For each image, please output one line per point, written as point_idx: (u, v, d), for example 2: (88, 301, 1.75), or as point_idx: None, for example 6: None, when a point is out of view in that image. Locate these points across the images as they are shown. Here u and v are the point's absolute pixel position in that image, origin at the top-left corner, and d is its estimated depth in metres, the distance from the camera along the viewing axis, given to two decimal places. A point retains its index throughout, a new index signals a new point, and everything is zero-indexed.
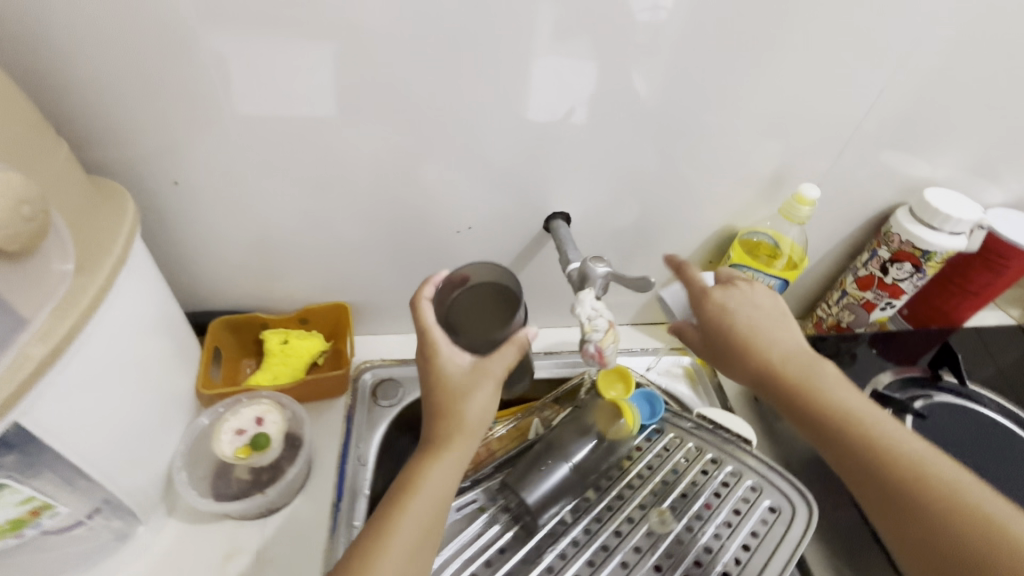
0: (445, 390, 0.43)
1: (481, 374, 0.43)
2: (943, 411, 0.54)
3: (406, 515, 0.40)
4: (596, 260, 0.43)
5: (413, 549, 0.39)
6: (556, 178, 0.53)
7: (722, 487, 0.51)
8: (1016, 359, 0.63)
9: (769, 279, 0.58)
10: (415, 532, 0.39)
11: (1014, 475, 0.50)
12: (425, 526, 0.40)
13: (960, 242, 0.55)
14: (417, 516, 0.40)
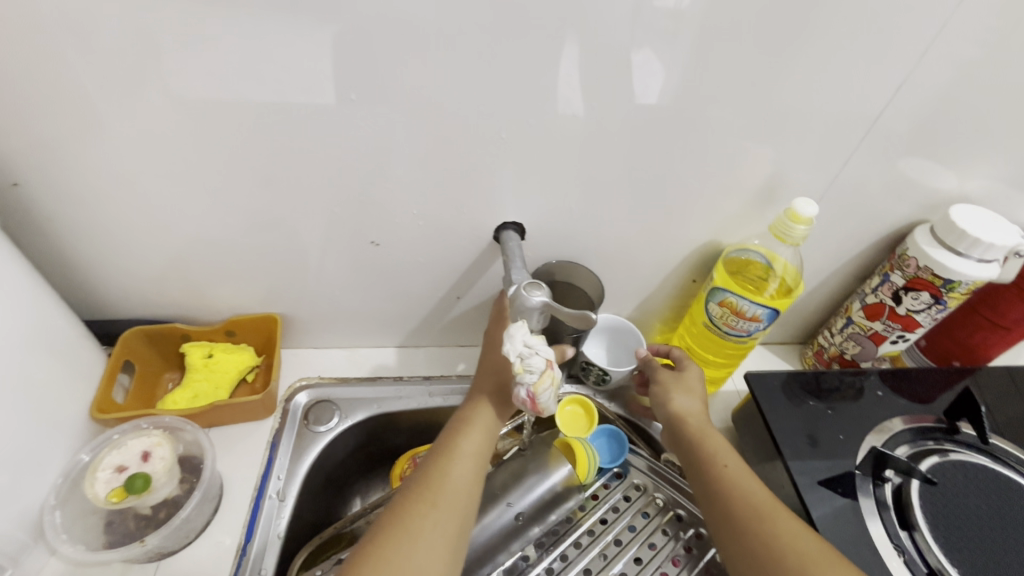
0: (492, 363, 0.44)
1: None
2: (959, 474, 0.45)
3: (456, 462, 0.39)
4: (531, 288, 0.36)
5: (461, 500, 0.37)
6: (506, 184, 0.46)
7: (683, 553, 0.45)
8: None
9: (755, 308, 0.47)
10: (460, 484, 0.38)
11: None
12: (472, 479, 0.38)
13: (990, 271, 0.46)
14: (468, 465, 0.39)
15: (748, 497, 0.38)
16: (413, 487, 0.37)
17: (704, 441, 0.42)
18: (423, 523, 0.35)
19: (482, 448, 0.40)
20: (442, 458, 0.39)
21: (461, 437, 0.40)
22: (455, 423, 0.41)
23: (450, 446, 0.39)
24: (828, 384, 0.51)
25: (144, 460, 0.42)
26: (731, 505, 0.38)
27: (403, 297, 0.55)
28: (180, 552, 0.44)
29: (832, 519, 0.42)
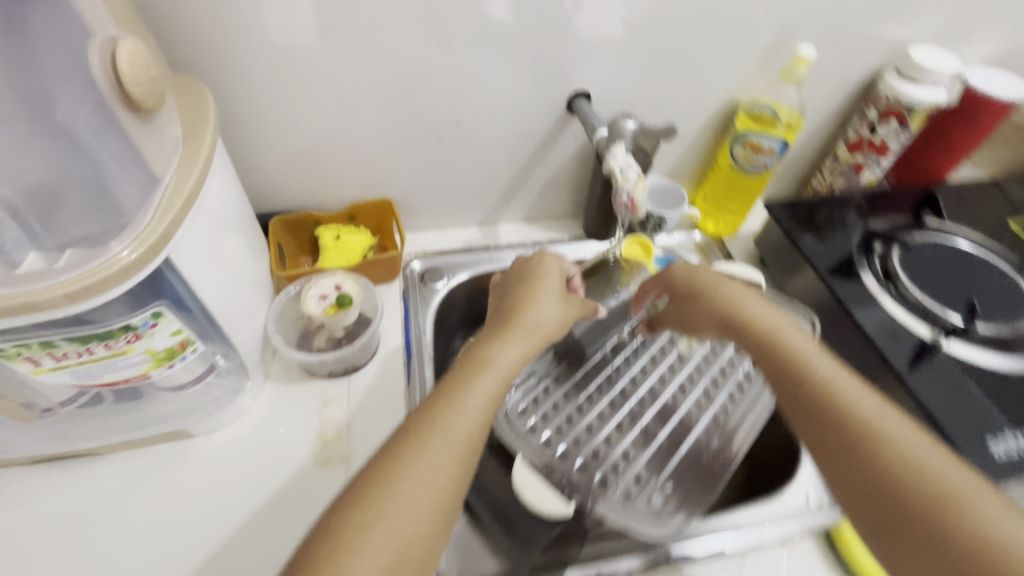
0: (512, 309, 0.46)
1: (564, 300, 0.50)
2: (926, 249, 0.62)
3: (461, 401, 0.38)
4: (625, 120, 0.51)
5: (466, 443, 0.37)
6: (579, 57, 0.57)
7: None
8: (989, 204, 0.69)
9: (770, 142, 0.62)
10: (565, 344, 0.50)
11: (985, 289, 0.58)
12: (475, 423, 0.38)
13: (941, 93, 0.61)
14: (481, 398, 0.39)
15: (846, 396, 0.37)
16: (434, 408, 0.38)
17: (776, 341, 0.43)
18: (427, 449, 0.35)
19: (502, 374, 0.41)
20: (457, 386, 0.39)
21: (479, 370, 0.40)
22: (473, 356, 0.42)
23: (466, 377, 0.40)
24: (820, 217, 0.65)
25: (341, 290, 0.55)
26: (831, 416, 0.37)
27: (486, 174, 0.67)
28: (362, 369, 0.56)
29: (845, 285, 0.58)
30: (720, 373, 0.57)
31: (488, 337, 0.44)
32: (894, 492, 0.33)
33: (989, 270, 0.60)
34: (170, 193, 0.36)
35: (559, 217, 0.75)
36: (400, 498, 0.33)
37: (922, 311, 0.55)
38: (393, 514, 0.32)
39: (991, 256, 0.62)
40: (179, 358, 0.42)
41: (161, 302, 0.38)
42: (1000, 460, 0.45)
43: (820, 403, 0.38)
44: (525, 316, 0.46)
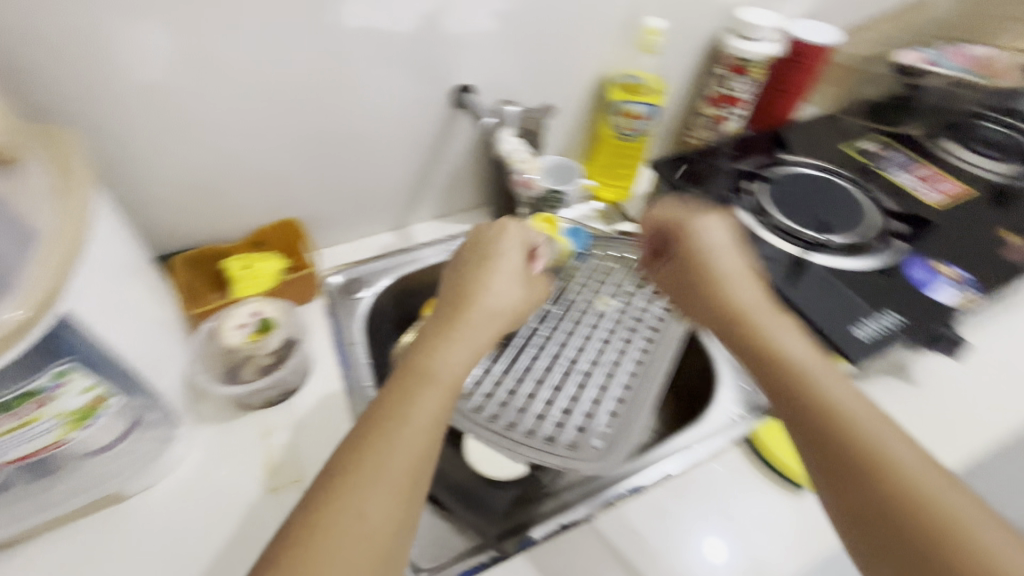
0: (456, 305, 0.46)
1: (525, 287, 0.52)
2: (784, 181, 0.71)
3: (405, 421, 0.37)
4: (510, 107, 0.62)
5: (413, 469, 0.35)
6: (456, 53, 0.60)
7: None
8: (828, 133, 0.81)
9: (640, 108, 0.68)
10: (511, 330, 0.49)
11: (833, 205, 0.68)
12: (422, 443, 0.36)
13: (770, 47, 0.69)
14: (421, 414, 0.38)
15: (843, 410, 0.36)
16: (372, 431, 0.36)
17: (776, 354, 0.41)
18: (373, 479, 0.34)
19: (444, 383, 0.40)
20: (398, 404, 0.38)
21: (420, 384, 0.39)
22: (414, 364, 0.41)
23: (407, 395, 0.38)
24: (695, 163, 0.73)
25: (260, 314, 0.54)
26: (831, 432, 0.36)
27: (390, 178, 0.68)
28: (300, 391, 0.56)
29: None
30: (637, 321, 0.63)
31: (430, 342, 0.43)
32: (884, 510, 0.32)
33: (835, 188, 0.71)
34: (51, 245, 0.35)
35: (469, 208, 0.77)
36: (331, 543, 0.31)
37: (787, 233, 0.64)
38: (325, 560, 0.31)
39: (835, 176, 0.73)
40: (95, 417, 0.40)
41: (68, 360, 0.37)
42: (864, 340, 0.54)
43: (816, 418, 0.36)
44: (465, 314, 0.45)
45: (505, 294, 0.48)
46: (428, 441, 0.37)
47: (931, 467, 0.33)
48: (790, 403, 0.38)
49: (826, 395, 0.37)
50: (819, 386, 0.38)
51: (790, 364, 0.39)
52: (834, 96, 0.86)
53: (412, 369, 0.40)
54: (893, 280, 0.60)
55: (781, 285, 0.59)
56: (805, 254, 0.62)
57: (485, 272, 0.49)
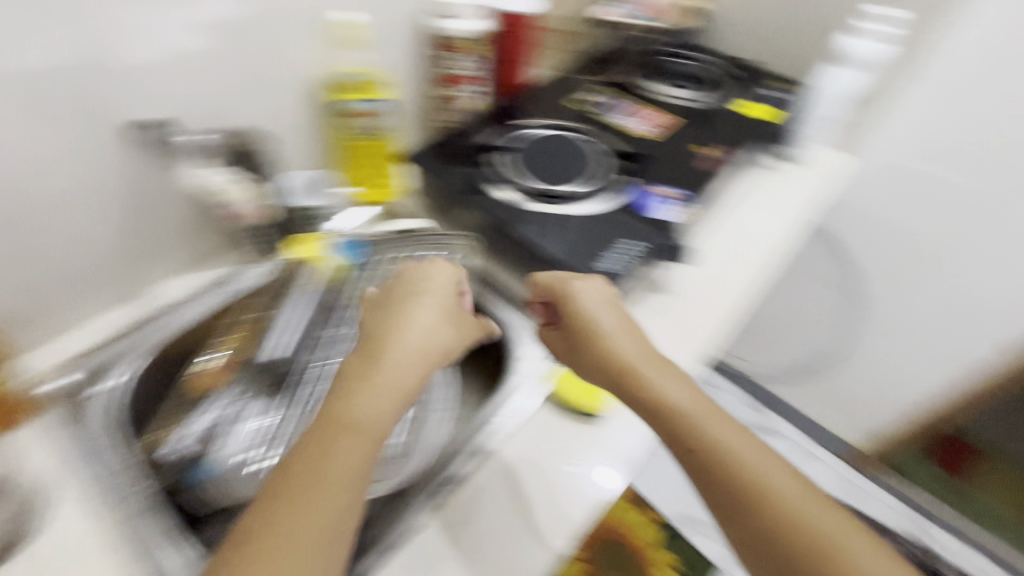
0: (380, 340, 0.44)
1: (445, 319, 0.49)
2: (524, 146, 0.75)
3: (323, 474, 0.36)
4: (195, 136, 0.57)
5: (331, 524, 0.35)
6: (121, 84, 0.51)
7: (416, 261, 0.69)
8: (555, 94, 0.87)
9: (359, 104, 0.66)
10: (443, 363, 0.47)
11: (568, 158, 0.73)
12: (339, 498, 0.36)
13: (477, 23, 0.71)
14: (346, 468, 0.37)
15: (763, 496, 0.40)
16: (293, 488, 0.35)
17: (698, 438, 0.43)
18: (287, 544, 0.33)
19: (363, 431, 0.39)
20: (315, 454, 0.37)
21: (340, 431, 0.38)
22: (332, 412, 0.39)
23: (326, 442, 0.38)
24: (444, 148, 0.74)
25: None
26: (759, 521, 0.39)
27: (96, 244, 0.56)
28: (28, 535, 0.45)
29: (481, 199, 0.68)
30: None
31: (350, 383, 0.41)
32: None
33: (567, 141, 0.76)
34: None
35: (221, 252, 0.69)
36: None
37: (535, 194, 0.69)
38: None
39: (567, 130, 0.78)
40: None
41: None
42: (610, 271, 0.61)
43: (742, 506, 0.40)
44: (388, 336, 0.44)
45: (435, 325, 0.47)
46: (353, 494, 0.37)
47: (837, 527, 0.39)
48: (716, 492, 0.41)
49: (750, 481, 0.40)
50: (742, 470, 0.41)
51: (714, 448, 0.42)
52: (558, 56, 0.94)
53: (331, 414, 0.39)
54: (626, 215, 0.67)
55: (539, 242, 0.63)
56: (554, 210, 0.67)
57: (410, 303, 0.48)
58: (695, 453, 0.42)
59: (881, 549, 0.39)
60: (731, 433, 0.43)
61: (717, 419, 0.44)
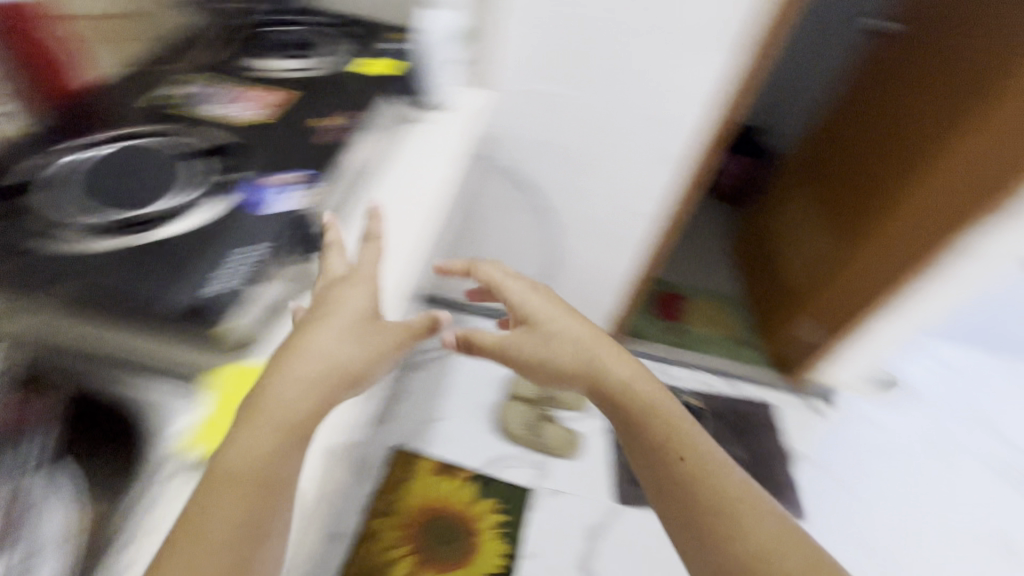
0: (285, 350, 0.45)
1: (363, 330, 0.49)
2: (75, 172, 0.60)
3: (206, 515, 0.37)
4: None
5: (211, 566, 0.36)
6: None
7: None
8: (122, 96, 0.72)
9: None
10: (351, 391, 0.46)
11: (141, 169, 0.61)
12: (220, 541, 0.36)
13: None
14: (258, 514, 0.38)
15: (695, 472, 0.62)
16: (181, 530, 0.36)
17: (643, 408, 0.64)
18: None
19: (260, 479, 0.38)
20: (203, 490, 0.38)
21: (231, 459, 0.39)
22: (230, 429, 0.40)
23: (216, 477, 0.38)
24: None
25: None
26: (677, 481, 0.62)
27: None
28: None
29: (18, 260, 0.52)
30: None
31: (254, 400, 0.42)
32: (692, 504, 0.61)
33: (139, 151, 0.63)
34: None
35: None
36: None
37: (99, 228, 0.55)
38: None
39: (137, 139, 0.65)
40: None
41: None
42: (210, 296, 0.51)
43: (659, 452, 0.63)
44: (297, 348, 0.45)
45: (352, 344, 0.47)
46: (241, 544, 0.37)
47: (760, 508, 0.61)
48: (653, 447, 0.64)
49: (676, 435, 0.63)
50: (680, 439, 0.63)
51: (655, 413, 0.64)
52: (116, 46, 0.77)
53: (218, 467, 0.38)
54: (225, 221, 0.58)
55: (116, 289, 0.50)
56: (129, 240, 0.54)
57: (318, 312, 0.48)
58: (624, 409, 0.65)
59: (772, 521, 0.59)
60: (699, 436, 0.65)
61: (680, 417, 0.65)
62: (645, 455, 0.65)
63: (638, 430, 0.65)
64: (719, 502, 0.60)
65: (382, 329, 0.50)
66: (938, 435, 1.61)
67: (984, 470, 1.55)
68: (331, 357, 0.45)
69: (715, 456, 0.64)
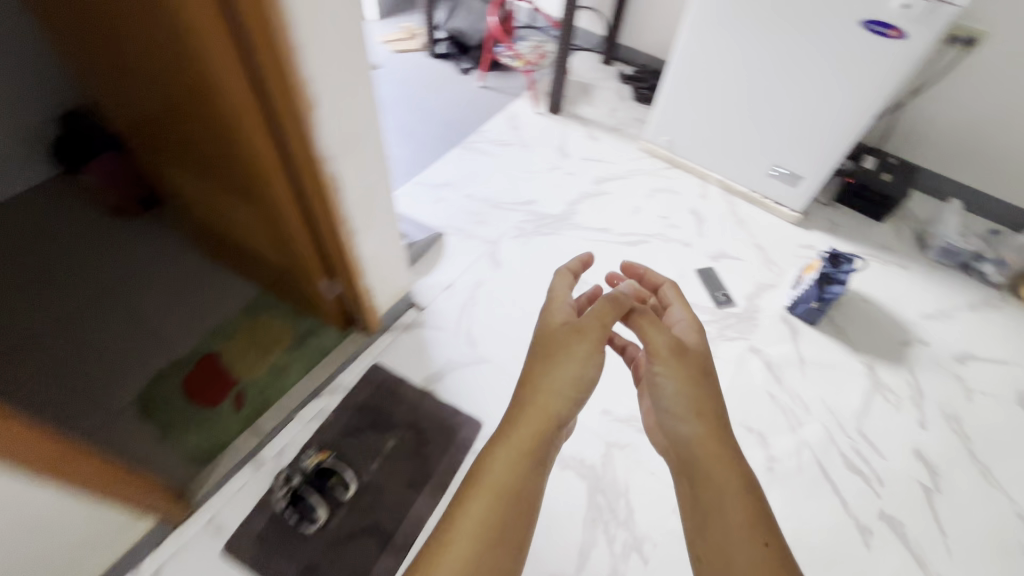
0: (525, 377, 0.87)
1: (567, 349, 0.88)
2: None
3: (487, 475, 0.77)
4: None
5: (482, 516, 0.74)
6: None
7: None
8: None
9: None
10: (572, 403, 0.85)
11: None
12: (489, 498, 0.75)
13: None
14: (504, 513, 0.75)
15: (746, 530, 0.78)
16: (469, 504, 0.75)
17: (705, 442, 0.87)
18: (472, 507, 0.75)
19: (507, 488, 0.77)
20: (493, 462, 0.78)
21: (500, 447, 0.79)
22: (506, 429, 0.81)
23: (491, 457, 0.79)
24: None
25: None
26: (731, 529, 0.78)
27: None
28: None
29: None
30: None
31: (519, 408, 0.83)
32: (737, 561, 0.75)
33: None
34: None
35: None
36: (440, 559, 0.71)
37: None
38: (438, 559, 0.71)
39: None
40: None
41: None
42: None
43: (720, 494, 0.82)
44: (541, 365, 0.87)
45: (569, 359, 0.87)
46: (494, 529, 0.74)
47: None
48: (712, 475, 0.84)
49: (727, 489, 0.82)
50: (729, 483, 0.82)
51: (713, 453, 0.85)
52: None
53: (480, 482, 0.77)
54: None
55: None
56: None
57: (546, 339, 0.91)
58: (710, 467, 0.85)
59: None
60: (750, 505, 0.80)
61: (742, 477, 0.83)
62: (716, 495, 0.82)
63: (707, 466, 0.85)
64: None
65: (580, 348, 0.88)
66: (477, 250, 1.75)
67: (516, 243, 1.79)
68: (551, 379, 0.85)
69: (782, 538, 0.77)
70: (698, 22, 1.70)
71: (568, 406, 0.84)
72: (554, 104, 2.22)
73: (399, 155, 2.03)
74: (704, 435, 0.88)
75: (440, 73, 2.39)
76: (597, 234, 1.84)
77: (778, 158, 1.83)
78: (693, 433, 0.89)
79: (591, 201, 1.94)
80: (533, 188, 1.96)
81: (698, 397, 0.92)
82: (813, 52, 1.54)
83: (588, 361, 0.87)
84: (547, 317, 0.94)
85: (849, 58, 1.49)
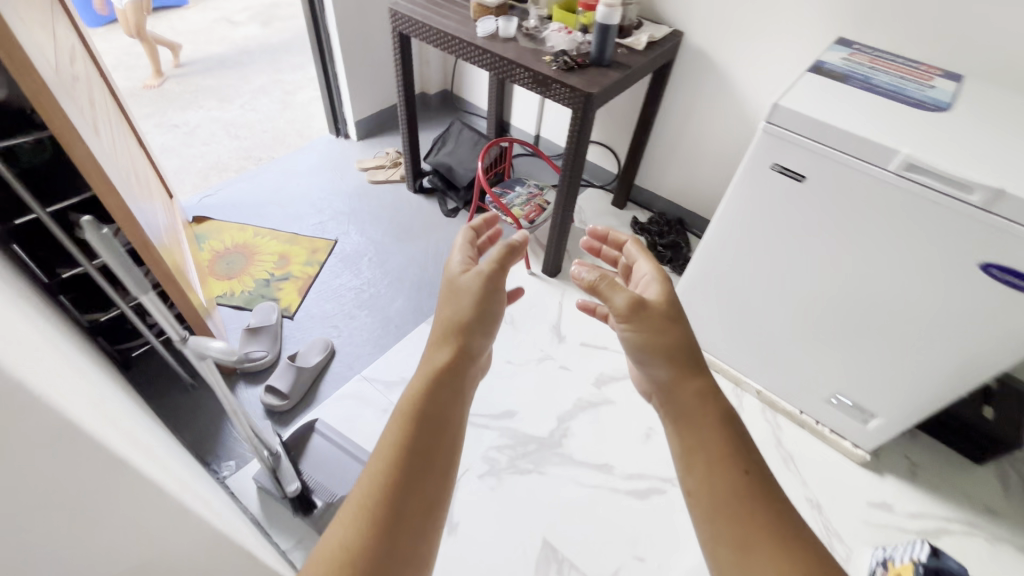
0: (440, 317, 0.89)
1: (461, 285, 0.91)
2: None
3: (407, 401, 0.77)
4: None
5: (396, 440, 0.72)
6: None
7: None
8: None
9: None
10: (467, 333, 0.87)
11: None
12: (403, 426, 0.74)
13: None
14: (419, 440, 0.73)
15: (723, 477, 0.69)
16: (393, 429, 0.73)
17: (674, 384, 0.79)
18: (391, 434, 0.73)
19: (423, 414, 0.76)
20: (413, 392, 0.78)
21: (426, 384, 0.79)
22: (426, 365, 0.82)
23: (415, 390, 0.78)
24: None
25: None
26: (710, 480, 0.69)
27: None
28: None
29: None
30: None
31: (435, 344, 0.85)
32: (720, 514, 0.67)
33: None
34: None
35: None
36: (370, 488, 0.67)
37: None
38: (367, 484, 0.68)
39: None
40: None
41: None
42: None
43: (692, 434, 0.74)
44: (446, 305, 0.90)
45: (466, 299, 0.90)
46: (416, 457, 0.71)
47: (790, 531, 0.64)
48: (683, 413, 0.76)
49: (698, 427, 0.74)
50: (703, 422, 0.74)
51: (683, 388, 0.78)
52: None
53: (398, 412, 0.76)
54: None
55: None
56: None
57: (449, 284, 0.93)
58: (679, 406, 0.77)
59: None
60: (722, 441, 0.72)
61: (713, 412, 0.75)
62: (693, 435, 0.74)
63: (683, 405, 0.77)
64: (747, 525, 0.65)
65: (477, 286, 0.91)
66: None
67: (483, 484, 1.32)
68: (455, 314, 0.88)
69: (763, 465, 0.70)
70: (728, 219, 1.29)
71: (471, 330, 0.88)
72: (550, 267, 1.80)
73: (351, 331, 1.62)
74: (670, 371, 0.79)
75: (420, 214, 2.02)
76: (596, 474, 1.35)
77: (840, 384, 1.37)
78: (665, 375, 0.80)
79: (589, 416, 1.46)
80: (514, 391, 1.50)
81: (661, 338, 0.81)
82: (892, 284, 1.11)
83: (481, 296, 0.90)
84: (446, 267, 0.96)
85: (945, 304, 1.06)
